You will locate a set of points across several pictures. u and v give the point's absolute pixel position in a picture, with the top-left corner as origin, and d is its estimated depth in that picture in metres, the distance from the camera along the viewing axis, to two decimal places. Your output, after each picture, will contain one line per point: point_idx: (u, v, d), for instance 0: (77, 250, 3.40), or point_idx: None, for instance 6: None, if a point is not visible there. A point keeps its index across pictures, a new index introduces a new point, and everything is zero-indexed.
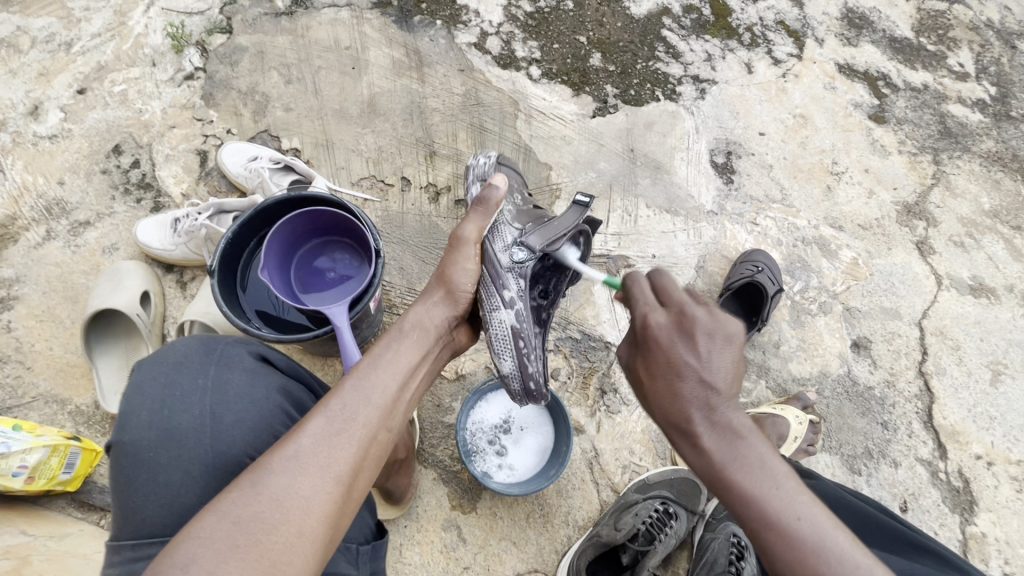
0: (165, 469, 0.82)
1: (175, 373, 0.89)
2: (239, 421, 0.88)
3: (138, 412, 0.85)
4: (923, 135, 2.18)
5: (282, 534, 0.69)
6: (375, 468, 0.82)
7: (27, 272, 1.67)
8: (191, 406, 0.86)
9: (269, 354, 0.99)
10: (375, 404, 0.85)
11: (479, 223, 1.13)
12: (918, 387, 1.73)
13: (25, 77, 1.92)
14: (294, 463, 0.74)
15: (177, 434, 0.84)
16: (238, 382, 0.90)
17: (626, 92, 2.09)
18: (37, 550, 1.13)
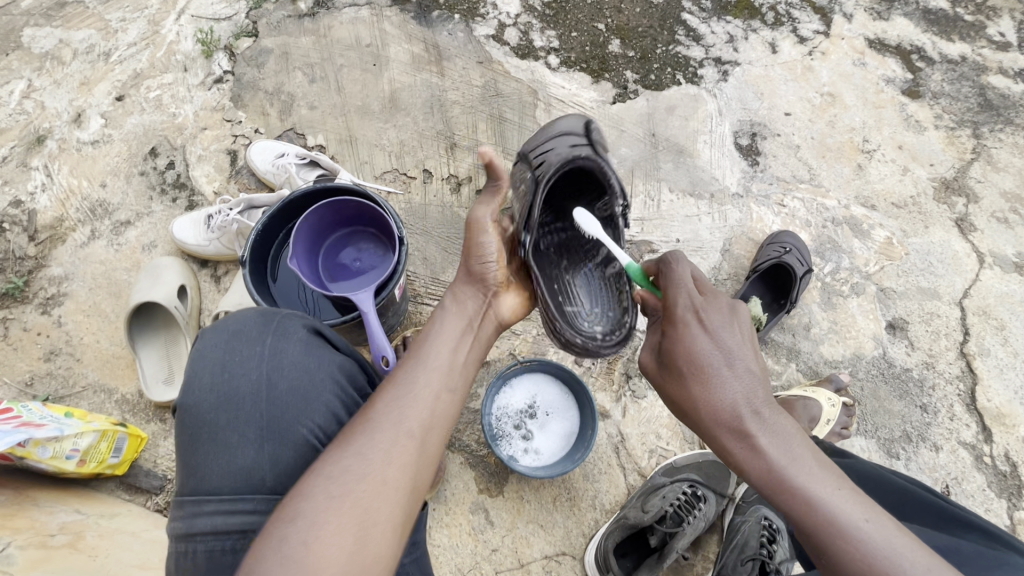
0: (224, 430, 0.86)
1: (233, 341, 0.92)
2: (291, 389, 0.91)
3: (199, 376, 0.88)
4: (961, 109, 2.09)
5: (368, 484, 0.77)
6: (443, 428, 0.91)
7: (75, 270, 1.76)
8: (248, 373, 0.90)
9: (323, 329, 1.00)
10: (433, 370, 0.95)
11: (492, 208, 1.10)
12: (959, 368, 1.66)
13: (69, 87, 2.02)
14: (371, 428, 0.83)
15: (235, 398, 0.88)
16: (292, 352, 0.93)
17: (646, 77, 2.07)
18: (89, 526, 1.20)
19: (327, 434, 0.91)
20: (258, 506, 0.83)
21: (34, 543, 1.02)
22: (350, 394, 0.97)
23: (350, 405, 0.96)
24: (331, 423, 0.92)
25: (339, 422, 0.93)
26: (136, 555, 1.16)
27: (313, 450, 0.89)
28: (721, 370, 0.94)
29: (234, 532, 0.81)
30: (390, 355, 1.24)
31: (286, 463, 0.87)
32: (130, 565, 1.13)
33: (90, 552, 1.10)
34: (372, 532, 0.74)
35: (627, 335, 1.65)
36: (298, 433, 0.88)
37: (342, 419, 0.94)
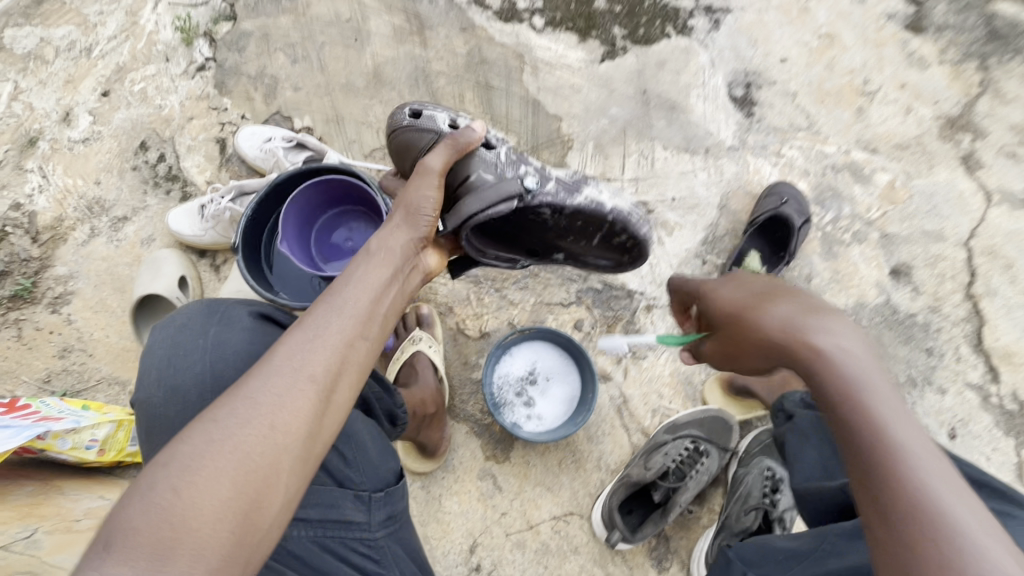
0: (173, 421, 0.86)
1: (179, 334, 0.93)
2: (237, 375, 0.90)
3: (147, 372, 0.90)
4: (968, 40, 1.98)
5: (255, 427, 0.71)
6: (356, 375, 0.82)
7: (79, 268, 1.79)
8: (191, 363, 0.89)
9: (271, 313, 1.00)
10: (346, 316, 0.84)
11: (443, 160, 1.06)
12: (965, 310, 1.64)
13: (54, 86, 2.02)
14: (271, 371, 0.76)
15: (180, 390, 0.88)
16: (236, 341, 0.93)
17: (635, 32, 1.99)
18: (115, 510, 1.26)
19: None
20: None
21: (60, 527, 1.08)
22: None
23: None
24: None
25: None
26: None
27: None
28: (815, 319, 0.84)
29: None
30: None
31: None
32: None
33: None
34: (256, 479, 0.69)
35: (625, 298, 1.65)
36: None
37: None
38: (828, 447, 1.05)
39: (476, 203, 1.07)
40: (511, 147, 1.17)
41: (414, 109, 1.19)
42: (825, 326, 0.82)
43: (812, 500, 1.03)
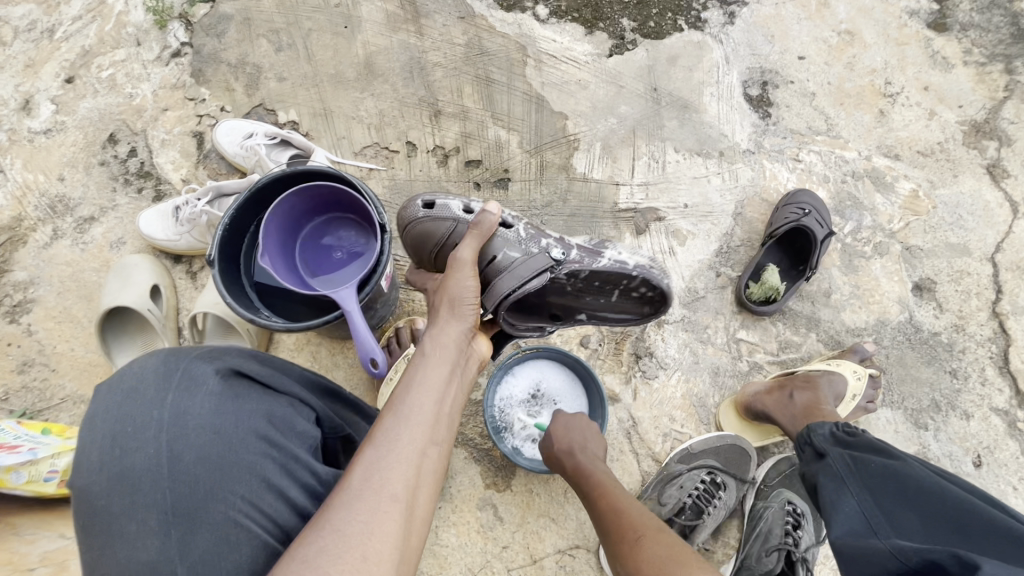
0: (119, 519, 0.70)
1: (125, 403, 0.74)
2: (203, 458, 0.74)
3: (82, 452, 0.71)
4: (993, 42, 1.88)
5: (348, 560, 0.64)
6: (433, 485, 0.77)
7: (40, 274, 1.64)
8: (143, 445, 0.72)
9: (245, 369, 0.83)
10: (418, 421, 0.79)
11: (471, 249, 1.05)
12: (991, 329, 1.56)
13: (12, 70, 1.84)
14: (352, 493, 0.70)
15: (129, 478, 0.70)
16: (200, 409, 0.76)
17: (645, 24, 1.86)
18: (75, 552, 1.13)
19: (256, 505, 0.75)
20: None
21: None
22: (286, 448, 0.81)
23: (284, 463, 0.80)
24: (260, 489, 0.76)
25: (271, 486, 0.77)
26: None
27: (237, 527, 0.73)
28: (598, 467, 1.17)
29: None
30: (378, 356, 1.15)
31: (203, 550, 0.70)
32: None
33: None
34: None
35: None
36: (217, 510, 0.72)
37: (274, 483, 0.78)
38: (869, 496, 0.99)
39: (509, 283, 1.08)
40: (529, 224, 1.18)
41: (426, 200, 1.23)
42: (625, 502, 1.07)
43: (852, 556, 0.91)
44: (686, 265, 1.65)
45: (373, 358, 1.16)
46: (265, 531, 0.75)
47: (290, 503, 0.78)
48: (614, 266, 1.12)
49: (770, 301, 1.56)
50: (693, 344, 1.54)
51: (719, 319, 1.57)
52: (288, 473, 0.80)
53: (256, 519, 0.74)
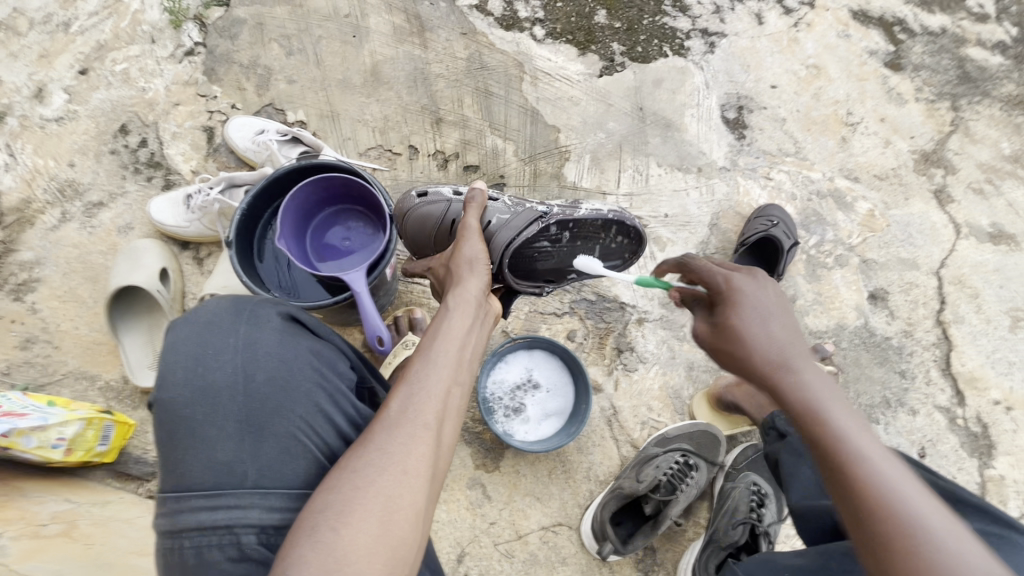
0: (202, 425, 0.84)
1: (206, 331, 0.89)
2: (270, 379, 0.88)
3: (172, 370, 0.86)
4: (941, 82, 2.09)
5: (391, 472, 0.78)
6: (458, 416, 0.89)
7: (47, 254, 1.69)
8: (223, 365, 0.87)
9: (300, 315, 0.99)
10: (442, 364, 0.90)
11: (474, 214, 1.14)
12: (936, 335, 1.73)
13: (27, 60, 1.90)
14: (390, 421, 0.83)
15: (212, 391, 0.85)
16: (267, 341, 0.91)
17: (633, 49, 2.03)
18: (83, 514, 1.18)
19: (310, 424, 0.88)
20: (242, 501, 0.79)
21: (27, 533, 1.00)
22: (333, 382, 0.94)
23: (333, 392, 0.93)
24: (314, 411, 0.89)
25: (323, 410, 0.90)
26: (131, 541, 1.15)
27: (296, 440, 0.86)
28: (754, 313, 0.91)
29: (219, 528, 0.77)
30: (384, 334, 1.27)
31: (267, 455, 0.83)
32: (127, 552, 1.11)
33: (85, 540, 1.08)
34: (397, 517, 0.75)
35: (617, 311, 1.66)
36: (280, 424, 0.86)
37: (325, 408, 0.91)
38: None
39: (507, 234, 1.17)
40: (511, 197, 1.31)
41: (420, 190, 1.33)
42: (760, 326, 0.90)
43: (810, 517, 1.08)
44: None
45: (379, 336, 1.27)
46: (317, 446, 0.87)
47: (338, 427, 0.91)
48: (593, 212, 1.19)
49: None
50: (670, 340, 1.64)
51: None
52: (335, 403, 0.93)
53: (311, 436, 0.87)
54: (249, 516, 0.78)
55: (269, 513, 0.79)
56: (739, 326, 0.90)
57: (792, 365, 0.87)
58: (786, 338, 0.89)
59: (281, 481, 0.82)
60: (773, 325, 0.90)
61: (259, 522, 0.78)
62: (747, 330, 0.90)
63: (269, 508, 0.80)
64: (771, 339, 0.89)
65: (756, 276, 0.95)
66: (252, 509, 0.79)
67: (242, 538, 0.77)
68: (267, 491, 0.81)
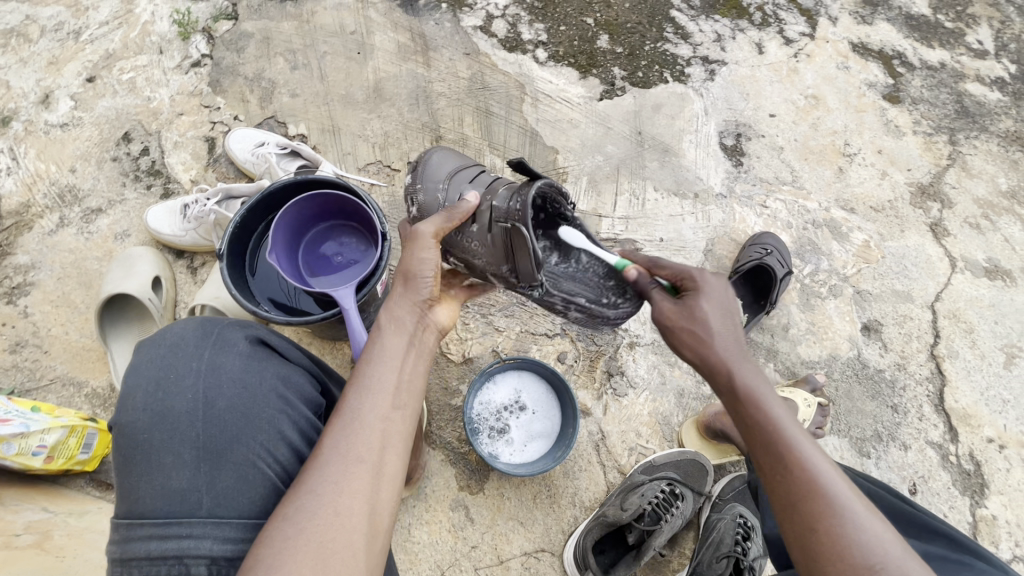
0: (158, 451, 0.84)
1: (170, 355, 0.90)
2: (231, 405, 0.88)
3: (133, 394, 0.87)
4: (939, 115, 2.10)
5: (323, 515, 0.79)
6: (400, 443, 0.90)
7: (42, 259, 1.70)
8: (184, 390, 0.87)
9: (268, 337, 0.99)
10: (380, 392, 0.92)
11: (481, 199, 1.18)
12: (929, 369, 1.72)
13: (36, 66, 1.93)
14: (323, 459, 0.84)
15: (170, 416, 0.85)
16: (231, 366, 0.91)
17: (634, 74, 2.05)
18: (57, 525, 1.17)
19: (270, 452, 0.88)
20: (192, 531, 0.79)
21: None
22: (296, 408, 0.94)
23: (296, 419, 0.93)
24: (276, 439, 0.89)
25: (284, 438, 0.91)
26: (104, 554, 1.13)
27: (253, 468, 0.86)
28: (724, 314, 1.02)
29: (169, 558, 0.78)
30: None
31: (223, 484, 0.84)
32: (99, 566, 1.09)
33: (57, 552, 1.06)
34: (334, 559, 0.77)
35: (609, 334, 1.66)
36: (239, 452, 0.86)
37: (287, 435, 0.91)
38: None
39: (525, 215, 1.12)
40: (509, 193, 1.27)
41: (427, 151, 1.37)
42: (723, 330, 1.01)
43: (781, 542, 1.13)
44: None
45: None
46: (276, 475, 0.88)
47: (299, 455, 0.92)
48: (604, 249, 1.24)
49: None
50: (661, 366, 1.64)
51: None
52: (298, 430, 0.93)
53: (269, 464, 0.87)
54: (199, 547, 0.79)
55: (221, 545, 0.80)
56: (702, 311, 1.02)
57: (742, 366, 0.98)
58: (734, 336, 1.01)
59: (235, 511, 0.83)
60: (728, 318, 1.02)
61: (210, 553, 0.79)
62: (710, 319, 1.01)
63: (220, 539, 0.80)
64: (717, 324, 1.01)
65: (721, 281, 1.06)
66: (202, 540, 0.79)
67: (191, 568, 0.78)
68: (220, 521, 0.81)
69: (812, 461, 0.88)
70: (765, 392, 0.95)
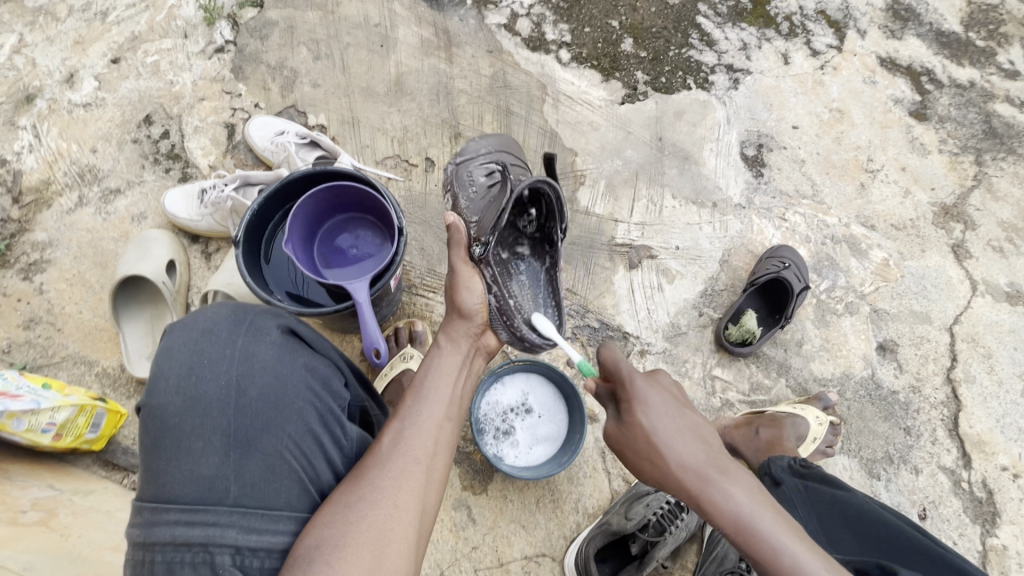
0: (188, 436, 0.83)
1: (205, 340, 0.89)
2: (262, 394, 0.88)
3: (166, 376, 0.86)
4: (966, 135, 2.07)
5: (383, 506, 0.86)
6: (449, 452, 1.00)
7: (60, 237, 1.71)
8: (217, 375, 0.87)
9: (299, 328, 0.99)
10: (437, 399, 1.04)
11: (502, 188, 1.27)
12: (944, 393, 1.70)
13: (62, 45, 1.94)
14: (384, 454, 0.93)
15: (202, 402, 0.85)
16: (263, 354, 0.91)
17: (657, 79, 2.03)
18: (63, 503, 1.17)
19: (299, 444, 0.88)
20: (218, 519, 0.79)
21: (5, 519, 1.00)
22: (324, 400, 0.95)
23: (324, 412, 0.94)
24: (304, 431, 0.90)
25: (312, 430, 0.91)
26: (108, 536, 1.14)
27: (281, 459, 0.86)
28: (665, 429, 1.04)
29: (194, 545, 0.77)
30: (381, 347, 1.27)
31: (251, 473, 0.84)
32: (101, 547, 1.09)
33: (62, 531, 1.07)
34: (389, 552, 0.82)
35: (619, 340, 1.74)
36: (269, 442, 0.86)
37: (316, 428, 0.91)
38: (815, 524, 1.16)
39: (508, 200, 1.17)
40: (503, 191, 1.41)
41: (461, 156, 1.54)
42: (670, 438, 1.03)
43: None
44: (672, 302, 1.79)
45: (376, 348, 1.27)
46: (301, 468, 0.88)
47: (324, 449, 0.92)
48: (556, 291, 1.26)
49: (746, 342, 1.69)
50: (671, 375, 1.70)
51: (697, 355, 1.72)
52: (325, 423, 0.93)
53: (297, 456, 0.88)
54: (225, 536, 0.78)
55: (247, 534, 0.79)
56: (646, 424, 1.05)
57: (704, 471, 1.00)
58: (697, 449, 1.03)
59: (262, 501, 0.83)
60: (672, 408, 1.07)
61: (235, 543, 0.78)
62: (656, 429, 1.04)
63: (245, 529, 0.79)
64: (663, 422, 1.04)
65: (653, 380, 1.10)
66: (228, 529, 0.79)
67: (215, 557, 0.77)
68: (246, 511, 0.81)
69: (789, 556, 0.91)
70: (748, 513, 0.95)
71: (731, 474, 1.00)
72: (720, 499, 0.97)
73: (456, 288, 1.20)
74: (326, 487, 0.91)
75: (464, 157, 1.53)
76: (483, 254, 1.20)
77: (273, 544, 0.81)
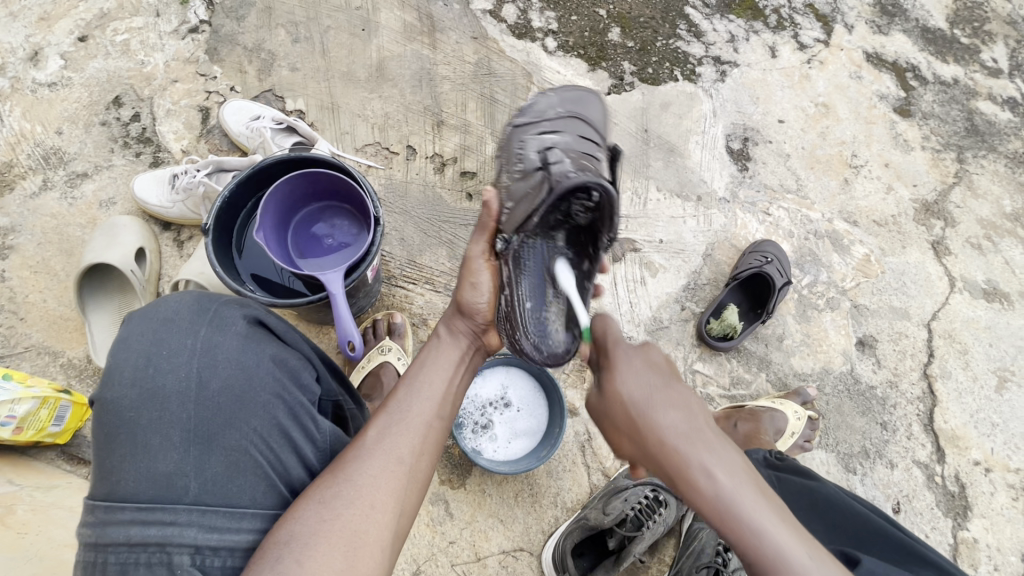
0: (145, 430, 0.80)
1: (164, 330, 0.86)
2: (225, 387, 0.85)
3: (121, 368, 0.82)
4: (948, 132, 2.07)
5: (357, 504, 0.83)
6: (433, 454, 0.98)
7: (23, 222, 1.65)
8: (176, 367, 0.83)
9: (266, 319, 0.96)
10: (426, 397, 1.03)
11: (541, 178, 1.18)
12: (920, 389, 1.71)
13: (25, 21, 1.86)
14: (367, 447, 0.91)
15: (160, 394, 0.82)
16: (227, 346, 0.88)
17: (644, 70, 2.00)
18: (21, 499, 1.13)
19: (265, 439, 0.85)
20: (176, 518, 0.75)
21: None
22: (293, 395, 0.91)
23: (293, 407, 0.90)
24: (270, 426, 0.86)
25: (279, 425, 0.88)
26: (69, 533, 1.10)
27: (245, 455, 0.83)
28: (653, 392, 1.00)
29: (150, 545, 0.74)
30: (355, 340, 1.24)
31: (213, 470, 0.80)
32: (60, 545, 1.05)
33: (18, 528, 1.03)
34: (363, 554, 0.80)
35: None
36: (232, 437, 0.83)
37: (283, 422, 0.88)
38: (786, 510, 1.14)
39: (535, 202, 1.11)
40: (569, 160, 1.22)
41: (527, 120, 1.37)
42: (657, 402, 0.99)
43: None
44: (655, 296, 1.78)
45: (349, 341, 1.24)
46: (268, 463, 0.85)
47: (295, 444, 0.89)
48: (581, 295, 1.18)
49: (727, 337, 1.71)
50: None
51: (678, 349, 1.72)
52: (295, 418, 0.90)
53: (263, 452, 0.85)
54: (183, 536, 0.75)
55: (207, 533, 0.76)
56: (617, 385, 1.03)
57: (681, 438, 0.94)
58: (681, 423, 0.96)
59: (224, 498, 0.79)
60: (646, 374, 1.03)
61: (194, 542, 0.75)
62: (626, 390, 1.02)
63: (206, 528, 0.76)
64: (639, 384, 1.01)
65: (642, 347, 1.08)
66: (187, 528, 0.75)
67: (173, 558, 0.74)
68: (207, 509, 0.77)
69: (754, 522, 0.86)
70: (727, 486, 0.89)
71: (712, 447, 0.93)
72: (702, 479, 0.90)
73: (466, 283, 1.20)
74: (296, 482, 0.88)
75: (526, 120, 1.37)
76: (503, 251, 1.17)
77: (236, 543, 0.77)
